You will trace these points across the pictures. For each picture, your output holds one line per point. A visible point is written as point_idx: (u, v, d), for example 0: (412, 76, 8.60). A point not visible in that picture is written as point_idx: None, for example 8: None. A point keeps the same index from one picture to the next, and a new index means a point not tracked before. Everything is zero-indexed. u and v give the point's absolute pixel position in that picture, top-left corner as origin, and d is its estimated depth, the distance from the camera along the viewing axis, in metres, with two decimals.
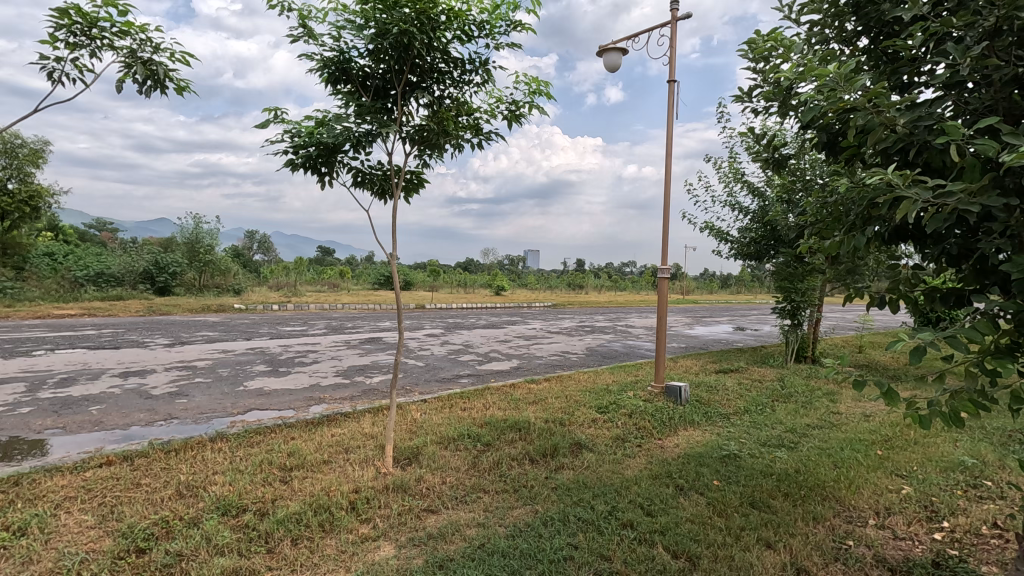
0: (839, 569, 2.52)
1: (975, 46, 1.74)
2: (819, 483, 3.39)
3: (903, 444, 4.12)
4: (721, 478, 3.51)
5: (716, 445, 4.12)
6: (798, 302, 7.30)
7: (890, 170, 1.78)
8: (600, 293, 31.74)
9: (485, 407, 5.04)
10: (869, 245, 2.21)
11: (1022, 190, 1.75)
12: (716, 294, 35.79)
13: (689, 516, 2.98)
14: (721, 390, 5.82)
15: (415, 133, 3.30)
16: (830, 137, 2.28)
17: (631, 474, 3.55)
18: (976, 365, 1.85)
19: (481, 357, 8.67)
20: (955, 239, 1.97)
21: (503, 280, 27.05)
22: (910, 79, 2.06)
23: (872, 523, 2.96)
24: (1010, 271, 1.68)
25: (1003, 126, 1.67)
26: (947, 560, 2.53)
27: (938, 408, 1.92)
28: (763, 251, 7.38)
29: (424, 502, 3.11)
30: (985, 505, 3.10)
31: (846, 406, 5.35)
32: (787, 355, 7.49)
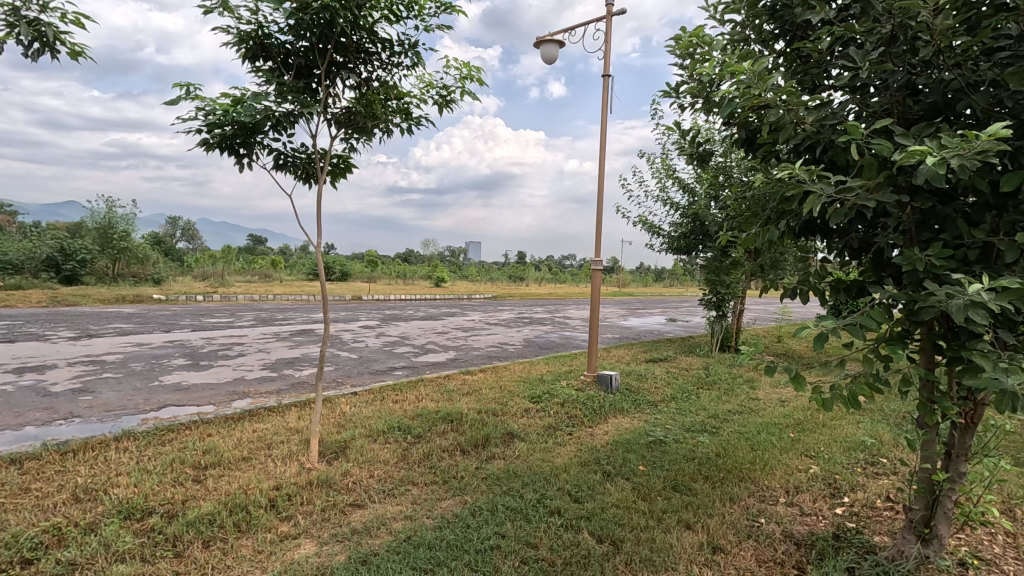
0: (751, 546, 2.66)
1: (873, 52, 1.85)
2: (736, 466, 3.57)
3: (813, 427, 4.41)
4: (647, 463, 3.63)
5: (643, 431, 4.26)
6: (723, 295, 7.66)
7: (797, 165, 1.88)
8: (541, 285, 32.10)
9: (418, 399, 4.97)
10: (782, 238, 2.32)
11: (913, 188, 1.89)
12: (651, 287, 36.97)
13: (614, 501, 3.05)
14: (650, 379, 6.02)
15: (341, 115, 3.17)
16: (748, 134, 2.38)
17: (561, 463, 3.60)
18: (872, 351, 1.99)
19: (418, 348, 8.57)
20: (857, 234, 2.11)
21: (444, 272, 26.82)
22: (819, 81, 2.17)
23: (782, 501, 3.14)
24: (902, 264, 1.82)
25: (897, 128, 1.79)
26: (846, 532, 2.73)
27: (840, 392, 2.05)
28: (692, 246, 7.67)
29: (349, 497, 3.02)
30: (881, 481, 3.37)
31: (764, 392, 5.68)
32: (713, 345, 7.84)
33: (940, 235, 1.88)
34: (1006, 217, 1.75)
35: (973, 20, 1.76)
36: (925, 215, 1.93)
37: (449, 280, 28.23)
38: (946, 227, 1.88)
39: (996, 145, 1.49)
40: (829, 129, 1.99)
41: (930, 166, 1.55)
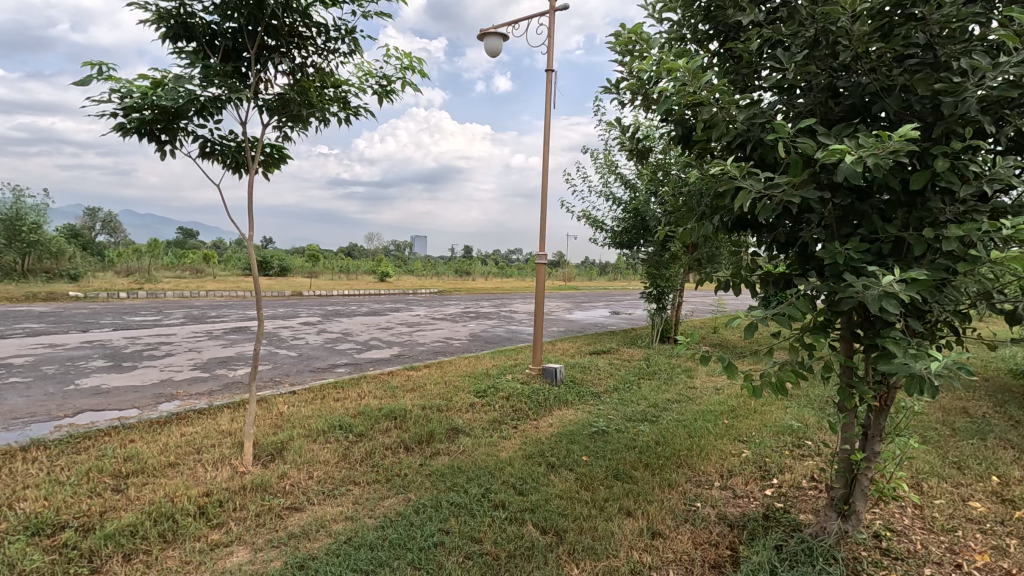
0: (688, 529, 2.76)
1: (798, 55, 1.94)
2: (674, 453, 3.69)
3: (745, 414, 4.62)
4: (590, 453, 3.70)
5: (586, 422, 4.33)
6: (663, 288, 7.89)
7: (729, 161, 1.94)
8: (488, 280, 32.10)
9: (360, 396, 4.85)
10: (716, 232, 2.41)
11: (834, 185, 2.00)
12: (596, 281, 37.70)
13: (558, 492, 3.09)
14: (593, 371, 6.14)
15: (273, 102, 3.03)
16: (684, 131, 2.44)
17: (506, 456, 3.61)
18: (798, 340, 2.10)
19: (361, 345, 8.37)
20: (784, 228, 2.22)
21: (389, 266, 26.32)
22: (749, 81, 2.26)
23: (717, 484, 3.28)
24: (824, 256, 1.93)
25: (819, 128, 1.89)
26: (774, 512, 2.87)
27: (768, 379, 2.15)
28: (634, 240, 7.86)
29: (286, 500, 2.91)
30: (806, 462, 3.58)
31: (701, 380, 5.91)
32: (653, 336, 8.09)
33: (858, 230, 2.00)
34: (915, 213, 1.88)
35: (888, 27, 1.87)
36: (844, 211, 2.05)
37: (394, 275, 27.73)
38: (863, 222, 2.01)
39: (907, 145, 1.60)
40: (758, 127, 2.07)
41: (849, 164, 1.64)
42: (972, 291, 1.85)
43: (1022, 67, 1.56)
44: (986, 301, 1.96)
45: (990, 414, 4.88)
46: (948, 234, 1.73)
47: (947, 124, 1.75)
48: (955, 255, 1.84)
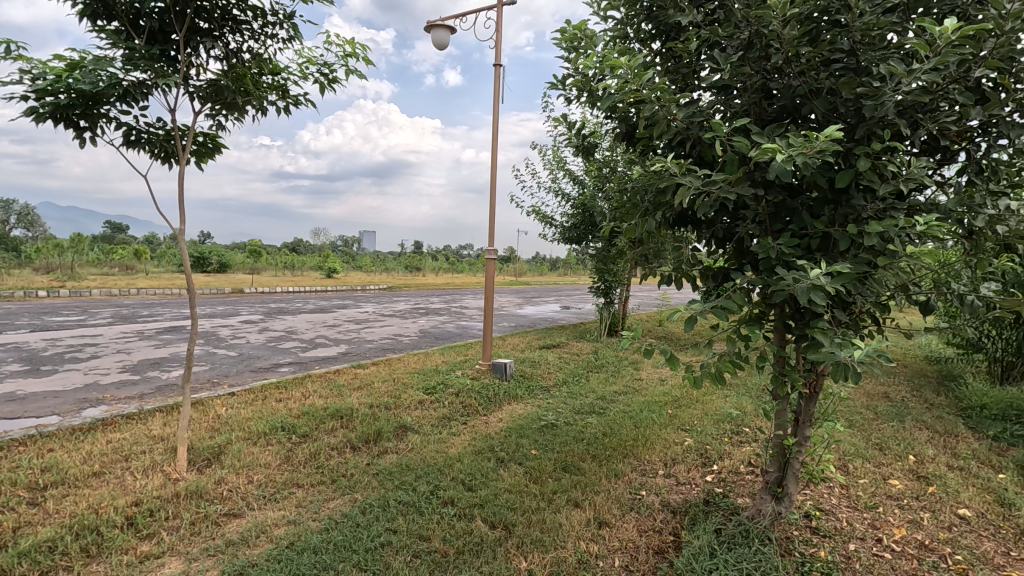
0: (633, 517, 2.83)
1: (734, 57, 2.01)
2: (620, 443, 3.78)
3: (688, 403, 4.79)
4: (539, 446, 3.74)
5: (535, 416, 4.37)
6: (610, 283, 8.05)
7: (669, 158, 1.99)
8: (438, 276, 31.81)
9: (304, 396, 4.70)
10: (659, 228, 2.47)
11: (766, 183, 2.09)
12: (547, 277, 38.06)
13: (507, 487, 3.10)
14: (542, 365, 6.19)
15: (205, 88, 2.88)
16: (627, 128, 2.49)
17: (455, 452, 3.59)
18: (735, 332, 2.18)
19: (305, 343, 8.11)
20: (722, 224, 2.30)
21: (336, 262, 25.65)
22: (689, 81, 2.32)
23: (661, 473, 3.38)
24: (758, 251, 2.01)
25: (753, 127, 1.96)
26: (715, 497, 2.99)
27: (708, 369, 2.22)
28: (582, 236, 7.98)
29: (224, 506, 2.79)
30: (744, 448, 3.74)
31: (646, 372, 6.07)
32: (601, 330, 8.24)
33: (789, 226, 2.10)
34: (841, 210, 1.98)
35: (816, 33, 1.96)
36: (777, 208, 2.15)
37: (341, 271, 27.05)
38: (794, 218, 2.11)
39: (831, 145, 1.68)
40: (697, 126, 2.14)
41: (780, 162, 1.72)
42: (891, 283, 1.98)
43: (932, 74, 1.67)
44: (903, 293, 2.10)
45: (907, 398, 5.26)
46: (869, 230, 1.84)
47: (868, 126, 1.86)
48: (876, 250, 1.95)
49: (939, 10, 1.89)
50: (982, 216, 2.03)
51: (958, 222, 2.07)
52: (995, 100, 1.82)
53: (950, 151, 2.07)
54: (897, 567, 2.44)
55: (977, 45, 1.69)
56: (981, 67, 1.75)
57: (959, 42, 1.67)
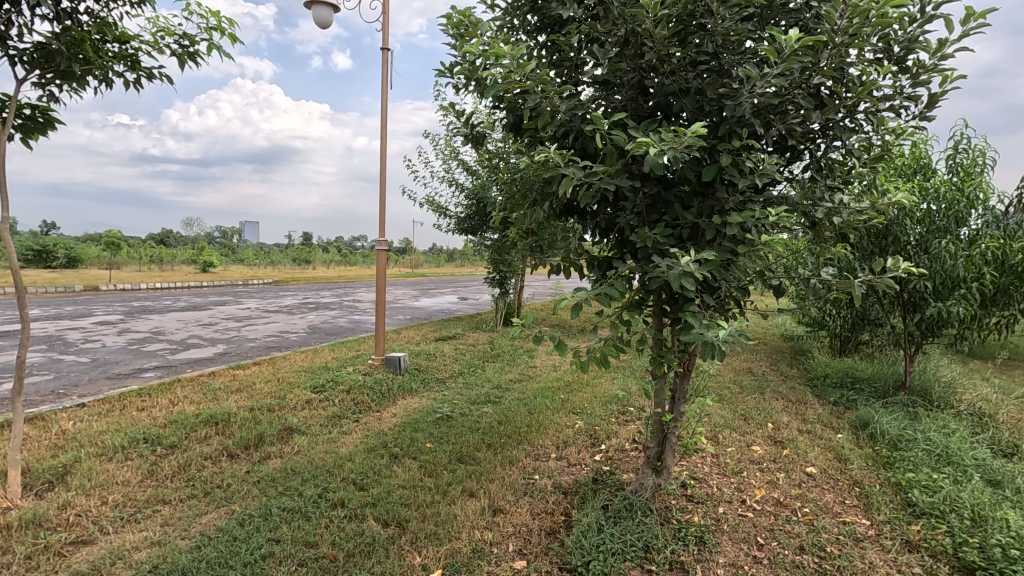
0: (527, 502, 2.89)
1: (612, 53, 2.08)
2: (514, 431, 3.84)
3: (579, 387, 4.99)
4: (433, 439, 3.69)
5: (430, 409, 4.32)
6: (505, 273, 8.15)
7: (553, 149, 2.03)
8: (329, 269, 30.34)
9: (172, 403, 4.25)
10: (546, 219, 2.52)
11: (643, 175, 2.20)
12: (444, 268, 37.78)
13: (401, 482, 3.03)
14: (438, 357, 6.13)
15: (31, 52, 2.46)
16: (514, 117, 2.50)
17: (346, 452, 3.44)
18: (618, 317, 2.28)
19: (175, 344, 7.36)
20: (605, 215, 2.39)
21: (212, 255, 23.55)
22: (571, 75, 2.38)
23: (553, 456, 3.49)
24: (636, 240, 2.12)
25: (630, 122, 2.05)
26: (602, 475, 3.14)
27: (594, 354, 2.30)
28: (477, 227, 7.99)
29: (71, 534, 2.44)
30: (629, 426, 3.97)
31: (540, 359, 6.24)
32: (497, 320, 8.34)
33: (664, 217, 2.23)
34: (708, 202, 2.15)
35: (684, 34, 2.09)
36: (654, 200, 2.27)
37: (219, 264, 24.88)
38: (668, 210, 2.24)
39: (698, 141, 1.80)
40: (578, 119, 2.20)
41: (652, 156, 1.81)
42: (750, 269, 2.18)
43: (780, 79, 1.85)
44: (761, 278, 2.33)
45: (766, 372, 5.89)
46: (732, 221, 2.01)
47: (729, 124, 2.02)
48: (737, 239, 2.14)
49: (787, 22, 2.10)
50: (822, 209, 2.30)
51: (804, 214, 2.33)
52: (830, 106, 2.06)
53: (797, 150, 2.31)
54: (758, 524, 2.72)
55: (815, 56, 1.90)
56: (819, 75, 1.97)
57: (802, 51, 1.86)
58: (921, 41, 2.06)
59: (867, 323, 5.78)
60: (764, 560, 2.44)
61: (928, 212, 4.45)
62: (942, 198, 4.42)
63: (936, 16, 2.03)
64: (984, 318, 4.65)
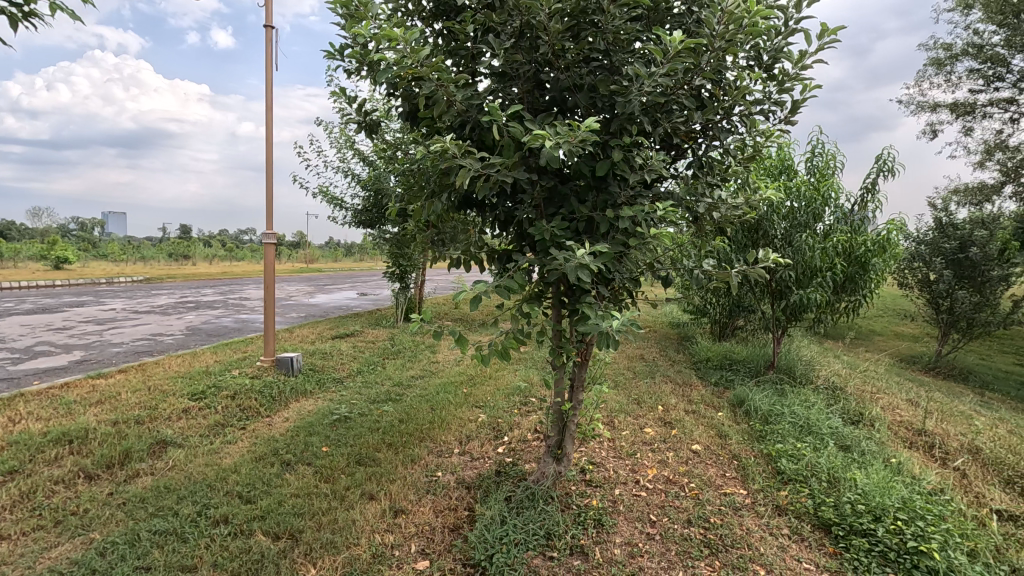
0: (429, 500, 2.83)
1: (507, 43, 2.06)
2: (416, 428, 3.76)
3: (481, 381, 5.01)
4: (330, 443, 3.51)
5: (326, 411, 4.10)
6: (405, 267, 7.95)
7: (449, 140, 1.97)
8: (211, 264, 27.90)
9: (12, 422, 3.67)
10: (445, 212, 2.46)
11: (540, 168, 2.21)
12: (341, 263, 36.21)
13: (293, 491, 2.84)
14: (335, 355, 5.85)
15: None
16: (410, 106, 2.41)
17: (230, 463, 3.16)
18: (518, 310, 2.29)
19: (18, 352, 6.38)
20: (504, 208, 2.38)
21: (66, 250, 20.72)
22: (468, 65, 2.33)
23: (456, 451, 3.45)
24: (534, 233, 2.13)
25: (526, 114, 2.05)
26: (505, 467, 3.15)
27: (494, 347, 2.29)
28: (375, 220, 7.73)
29: None
30: (531, 417, 4.03)
31: (443, 354, 6.17)
32: (398, 315, 8.14)
33: (560, 210, 2.26)
34: (602, 196, 2.21)
35: (577, 30, 2.12)
36: (551, 193, 2.30)
37: (75, 260, 21.94)
38: (564, 203, 2.27)
39: (591, 135, 1.84)
40: (475, 110, 2.17)
41: (548, 149, 1.82)
42: (641, 261, 2.28)
43: (666, 78, 1.93)
44: (650, 270, 2.44)
45: (657, 357, 6.28)
46: (623, 215, 2.09)
47: (620, 121, 2.09)
48: (629, 233, 2.22)
49: (671, 25, 2.20)
50: (703, 204, 2.45)
51: (688, 209, 2.47)
52: (710, 107, 2.20)
53: (681, 148, 2.44)
54: (650, 502, 2.88)
55: (697, 58, 2.01)
56: (701, 77, 2.09)
57: (684, 53, 1.96)
58: (785, 51, 2.25)
59: (742, 310, 6.34)
60: (657, 536, 2.59)
61: (792, 209, 4.96)
62: (803, 196, 4.95)
63: (797, 30, 2.24)
64: (835, 302, 5.28)
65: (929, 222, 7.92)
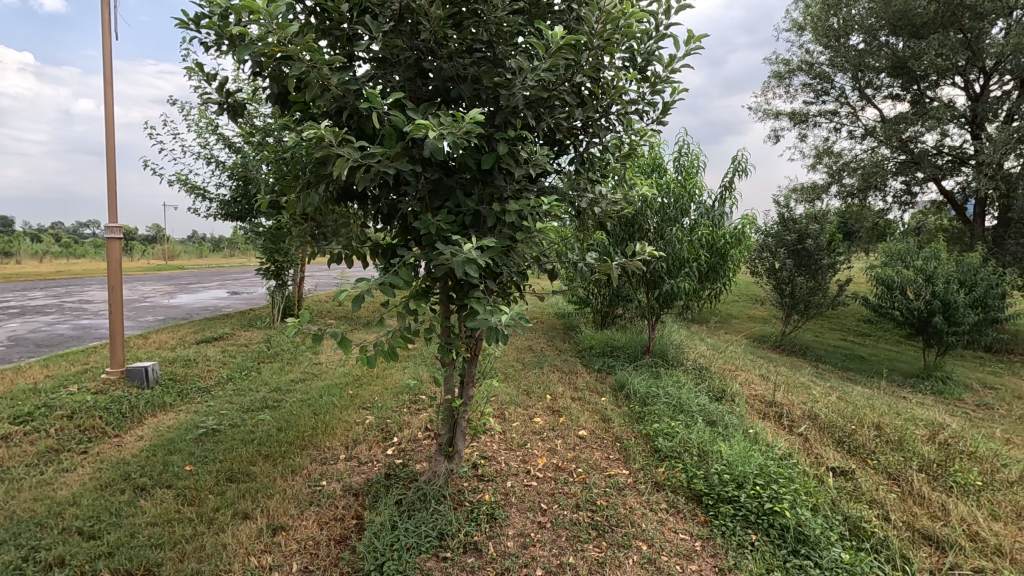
0: (313, 512, 2.65)
1: (386, 25, 1.95)
2: (297, 436, 3.50)
3: (368, 381, 4.81)
4: (195, 460, 3.15)
5: (190, 425, 3.68)
6: (281, 263, 7.39)
7: (324, 126, 1.82)
8: (42, 261, 23.97)
9: None
10: (322, 204, 2.29)
11: (424, 160, 2.14)
12: (208, 259, 32.94)
13: (149, 520, 2.51)
14: (200, 362, 5.29)
15: None
16: (279, 88, 2.20)
17: (66, 494, 2.72)
18: (404, 307, 2.19)
19: None
20: (387, 201, 2.27)
21: None
22: (343, 46, 2.18)
23: (342, 457, 3.27)
24: (421, 227, 2.05)
25: (407, 102, 1.96)
26: (395, 469, 3.04)
27: (380, 347, 2.16)
28: (246, 212, 7.11)
29: None
30: (421, 415, 3.94)
31: (326, 355, 5.84)
32: (275, 315, 7.58)
33: (446, 204, 2.20)
34: (487, 190, 2.19)
35: (459, 19, 2.07)
36: (436, 186, 2.22)
37: None
38: (449, 197, 2.22)
39: (476, 127, 1.80)
40: (352, 96, 2.04)
41: (432, 140, 1.75)
42: (527, 254, 2.30)
43: (547, 74, 1.95)
44: (537, 264, 2.47)
45: (544, 348, 6.46)
46: (510, 209, 2.09)
47: (505, 114, 2.07)
48: (515, 227, 2.22)
49: (552, 21, 2.23)
50: (585, 199, 2.53)
51: (570, 204, 2.53)
52: (590, 105, 2.26)
53: (564, 144, 2.49)
54: (541, 491, 2.93)
55: (577, 55, 2.05)
56: (581, 75, 2.14)
57: (565, 50, 1.99)
58: (656, 54, 2.38)
59: (621, 299, 6.73)
60: (548, 524, 2.64)
61: (662, 204, 5.34)
62: (671, 192, 5.35)
63: (666, 35, 2.37)
64: (701, 290, 5.78)
65: (774, 217, 8.97)
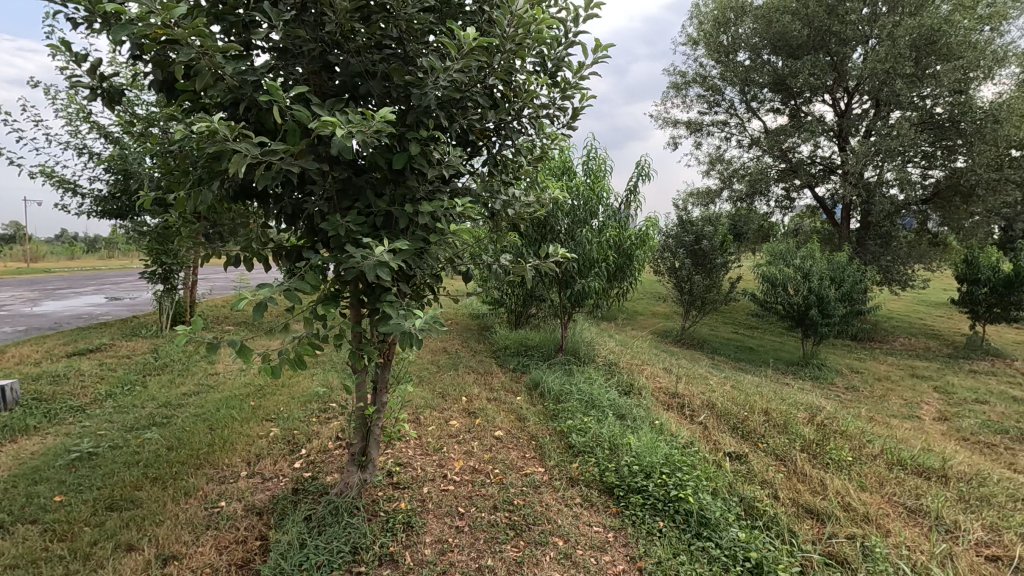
0: (210, 536, 2.45)
1: (286, 14, 1.83)
2: (191, 455, 3.21)
3: (272, 390, 4.52)
4: (67, 489, 2.80)
5: (60, 449, 3.26)
6: (170, 266, 6.77)
7: (217, 119, 1.68)
8: None
9: None
10: (216, 203, 2.12)
11: (331, 158, 2.04)
12: (81, 261, 29.55)
13: (8, 563, 2.19)
14: (73, 377, 4.71)
15: None
16: (163, 75, 2.01)
17: None
18: (312, 312, 2.07)
19: None
20: (290, 200, 2.14)
21: None
22: (238, 33, 2.02)
23: (243, 475, 3.04)
24: (329, 229, 1.95)
25: (312, 97, 1.85)
26: (303, 483, 2.87)
27: (285, 356, 2.03)
28: (127, 209, 6.44)
29: None
30: (331, 424, 3.76)
31: (223, 364, 5.42)
32: (164, 322, 6.94)
33: (356, 204, 2.11)
34: (399, 190, 2.13)
35: (367, 13, 1.99)
36: (344, 185, 2.13)
37: None
38: (359, 197, 2.13)
39: (386, 126, 1.73)
40: (250, 87, 1.89)
41: (340, 137, 1.67)
42: (441, 257, 2.26)
43: (459, 75, 1.92)
44: (451, 265, 2.44)
45: (459, 349, 6.43)
46: (423, 210, 2.04)
47: (416, 114, 2.02)
48: (429, 228, 2.18)
49: (464, 21, 2.21)
50: (499, 201, 2.53)
51: (484, 205, 2.53)
52: (502, 107, 2.27)
53: (477, 146, 2.48)
54: (458, 495, 2.91)
55: (489, 58, 2.04)
56: (493, 77, 2.14)
57: (477, 52, 1.98)
58: (565, 61, 2.43)
59: (533, 299, 6.84)
60: (465, 528, 2.62)
61: (572, 206, 5.50)
62: (580, 194, 5.52)
63: (575, 42, 2.43)
64: (609, 289, 6.01)
65: (674, 219, 9.55)
